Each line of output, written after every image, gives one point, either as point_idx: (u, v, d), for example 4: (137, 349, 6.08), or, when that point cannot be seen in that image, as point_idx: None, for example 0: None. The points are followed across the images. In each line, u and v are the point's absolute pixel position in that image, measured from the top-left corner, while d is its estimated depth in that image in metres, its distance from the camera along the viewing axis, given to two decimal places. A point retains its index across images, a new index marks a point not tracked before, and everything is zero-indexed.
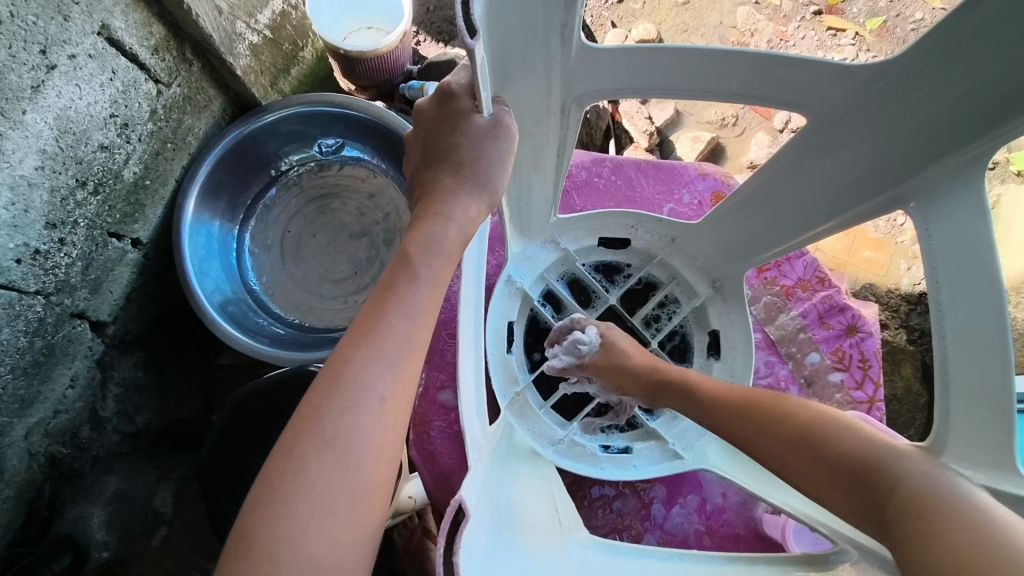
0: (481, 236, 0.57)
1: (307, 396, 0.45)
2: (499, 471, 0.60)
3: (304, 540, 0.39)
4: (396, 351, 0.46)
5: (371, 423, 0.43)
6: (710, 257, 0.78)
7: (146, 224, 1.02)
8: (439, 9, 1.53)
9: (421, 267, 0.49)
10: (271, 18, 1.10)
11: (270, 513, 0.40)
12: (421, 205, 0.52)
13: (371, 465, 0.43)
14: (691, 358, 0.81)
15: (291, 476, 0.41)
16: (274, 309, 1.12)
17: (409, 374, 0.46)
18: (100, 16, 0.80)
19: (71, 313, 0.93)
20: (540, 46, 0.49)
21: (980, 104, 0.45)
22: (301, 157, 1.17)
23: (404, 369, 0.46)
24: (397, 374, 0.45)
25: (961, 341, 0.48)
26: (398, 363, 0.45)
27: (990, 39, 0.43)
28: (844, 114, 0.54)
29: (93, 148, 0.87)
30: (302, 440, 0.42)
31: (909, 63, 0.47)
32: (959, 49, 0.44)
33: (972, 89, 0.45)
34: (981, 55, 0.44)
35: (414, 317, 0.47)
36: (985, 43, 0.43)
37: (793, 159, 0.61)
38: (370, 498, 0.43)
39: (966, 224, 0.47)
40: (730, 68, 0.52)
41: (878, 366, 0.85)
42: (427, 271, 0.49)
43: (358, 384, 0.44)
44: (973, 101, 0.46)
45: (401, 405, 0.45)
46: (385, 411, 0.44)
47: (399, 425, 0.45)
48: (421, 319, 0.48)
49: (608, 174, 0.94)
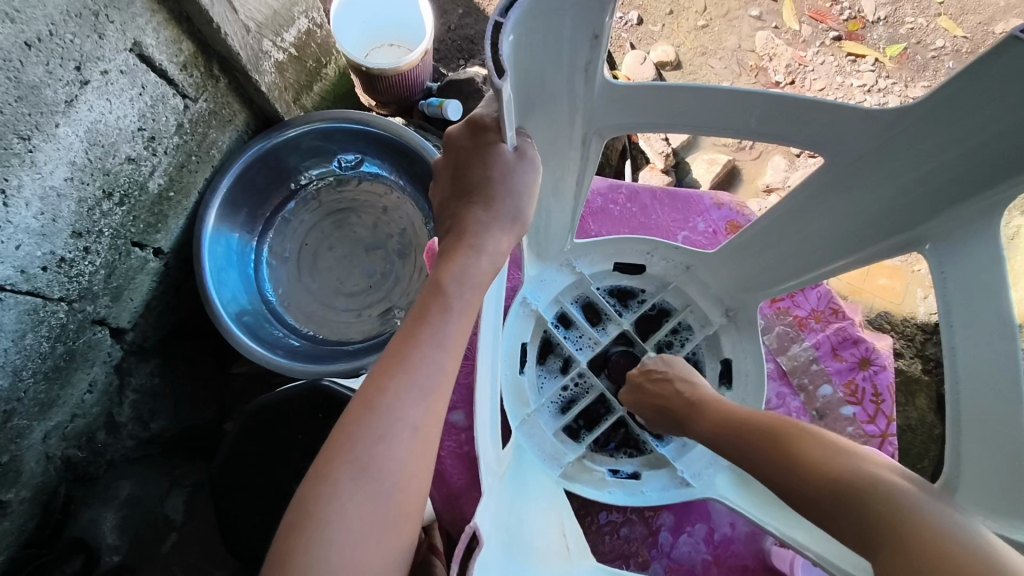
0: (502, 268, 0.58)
1: (340, 422, 0.46)
2: (510, 494, 0.60)
3: (338, 565, 0.40)
4: (428, 380, 0.47)
5: (405, 452, 0.44)
6: (724, 285, 0.79)
7: (168, 234, 1.04)
8: (460, 28, 1.56)
9: (454, 296, 0.50)
10: (297, 36, 1.12)
11: (304, 536, 0.41)
12: (455, 234, 0.54)
13: (402, 493, 0.44)
14: None
15: (325, 501, 0.42)
16: (289, 321, 1.14)
17: (439, 404, 0.47)
18: (133, 34, 0.83)
19: (92, 320, 0.95)
20: (565, 81, 0.50)
21: (1000, 152, 0.45)
22: (320, 172, 1.18)
23: (436, 398, 0.47)
24: (429, 403, 0.46)
25: (976, 385, 0.48)
26: (430, 393, 0.46)
27: (1012, 90, 0.43)
28: (863, 154, 0.54)
29: (120, 160, 0.89)
30: (335, 466, 0.43)
31: (930, 107, 0.47)
32: (980, 98, 0.45)
33: (993, 137, 0.46)
34: (997, 109, 0.44)
35: (446, 347, 0.48)
36: (1004, 94, 0.43)
37: (809, 197, 0.62)
38: (398, 524, 0.43)
39: (981, 269, 0.48)
40: (751, 107, 0.53)
41: (891, 401, 0.85)
42: (459, 301, 0.50)
43: (393, 413, 0.44)
44: (994, 148, 0.46)
45: (432, 434, 0.46)
46: (416, 440, 0.45)
47: (429, 454, 0.46)
48: (453, 350, 0.49)
49: (624, 201, 0.95)
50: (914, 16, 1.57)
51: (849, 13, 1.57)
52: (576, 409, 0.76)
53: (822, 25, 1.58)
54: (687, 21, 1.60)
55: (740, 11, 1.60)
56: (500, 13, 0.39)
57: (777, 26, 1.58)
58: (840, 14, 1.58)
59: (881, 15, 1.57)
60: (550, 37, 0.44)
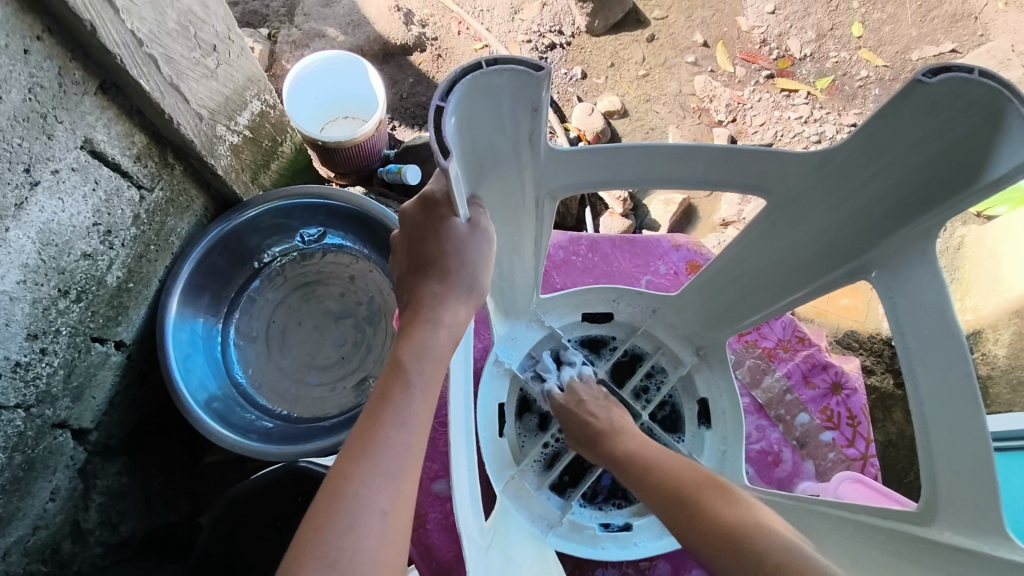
0: (467, 337, 0.59)
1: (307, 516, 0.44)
2: (501, 567, 0.59)
3: None
4: (394, 462, 0.46)
5: (375, 539, 0.42)
6: (689, 325, 0.80)
7: (129, 325, 1.02)
8: (412, 95, 1.62)
9: (415, 373, 0.50)
10: (251, 118, 1.12)
11: None
12: (413, 310, 0.54)
13: None
14: (682, 428, 0.80)
15: None
16: (263, 402, 1.11)
17: (408, 486, 0.46)
18: (83, 132, 0.83)
19: (51, 424, 0.92)
20: (511, 151, 0.52)
21: (928, 178, 0.48)
22: (283, 249, 1.18)
23: (404, 480, 0.46)
24: (398, 486, 0.45)
25: (938, 402, 0.49)
26: (397, 477, 0.45)
27: (932, 121, 0.46)
28: (803, 193, 0.56)
29: (76, 257, 0.88)
30: (304, 564, 0.41)
31: (858, 145, 0.50)
32: (904, 133, 0.47)
33: (920, 166, 0.48)
34: (920, 140, 0.47)
35: (412, 426, 0.48)
36: (927, 126, 0.46)
37: (757, 238, 0.64)
38: None
39: (925, 292, 0.50)
40: (694, 158, 0.55)
41: (866, 422, 0.86)
42: (420, 378, 0.50)
43: (359, 499, 0.43)
44: (920, 175, 0.49)
45: (404, 518, 0.45)
46: (387, 529, 0.43)
47: (400, 541, 0.45)
48: (418, 429, 0.48)
49: (585, 252, 0.96)
50: (838, 50, 1.68)
51: (778, 53, 1.67)
52: (561, 465, 0.75)
53: (754, 65, 1.67)
54: (628, 72, 1.68)
55: (677, 58, 1.69)
56: (440, 97, 0.41)
57: (713, 69, 1.67)
58: (770, 54, 1.68)
59: (807, 52, 1.67)
60: (496, 118, 0.47)
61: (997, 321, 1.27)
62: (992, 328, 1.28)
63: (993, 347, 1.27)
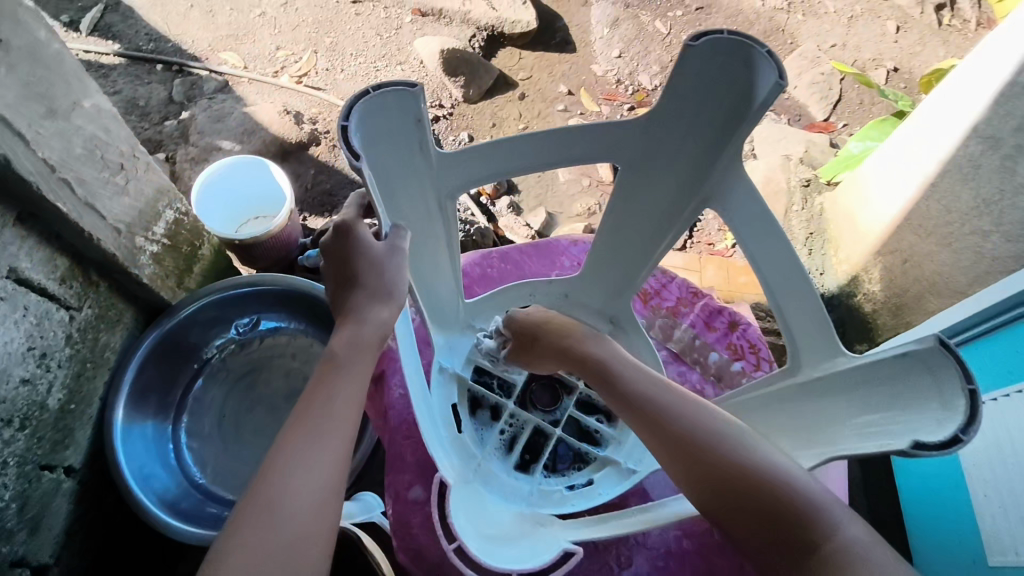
0: (405, 320, 0.73)
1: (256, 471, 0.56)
2: (484, 500, 0.76)
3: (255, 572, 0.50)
4: (325, 427, 0.58)
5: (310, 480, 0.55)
6: (601, 302, 0.95)
7: (76, 448, 1.03)
8: (316, 185, 1.74)
9: (345, 362, 0.63)
10: (166, 228, 1.17)
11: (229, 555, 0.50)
12: (344, 315, 0.66)
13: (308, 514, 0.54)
14: None
15: (241, 527, 0.52)
16: (225, 496, 1.12)
17: (338, 445, 0.58)
18: (7, 262, 0.86)
19: (11, 563, 0.91)
20: (417, 160, 0.69)
21: (722, 117, 0.74)
22: (221, 342, 1.21)
23: (333, 440, 0.58)
24: (328, 444, 0.57)
25: (767, 255, 0.75)
26: (327, 437, 0.58)
27: (708, 77, 0.72)
28: (647, 153, 0.80)
29: (14, 384, 0.89)
30: (251, 499, 0.53)
31: (670, 105, 0.75)
32: (697, 89, 0.73)
33: (714, 108, 0.74)
34: (707, 90, 0.73)
35: (341, 401, 0.60)
36: (707, 80, 0.72)
37: (628, 202, 0.86)
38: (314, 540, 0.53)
39: (746, 191, 0.75)
40: (560, 139, 0.74)
41: (766, 347, 0.99)
42: (349, 365, 0.63)
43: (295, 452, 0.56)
44: (718, 116, 0.74)
45: (336, 468, 0.57)
46: (321, 475, 0.56)
47: (334, 486, 0.57)
48: (347, 403, 0.61)
49: (498, 263, 1.07)
50: None
51: (633, 89, 2.07)
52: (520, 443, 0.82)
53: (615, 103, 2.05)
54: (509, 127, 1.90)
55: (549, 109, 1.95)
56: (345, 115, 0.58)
57: None
58: (626, 91, 2.06)
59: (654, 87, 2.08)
60: (396, 135, 0.65)
61: (867, 265, 1.46)
62: (865, 272, 1.47)
63: (871, 287, 1.46)
